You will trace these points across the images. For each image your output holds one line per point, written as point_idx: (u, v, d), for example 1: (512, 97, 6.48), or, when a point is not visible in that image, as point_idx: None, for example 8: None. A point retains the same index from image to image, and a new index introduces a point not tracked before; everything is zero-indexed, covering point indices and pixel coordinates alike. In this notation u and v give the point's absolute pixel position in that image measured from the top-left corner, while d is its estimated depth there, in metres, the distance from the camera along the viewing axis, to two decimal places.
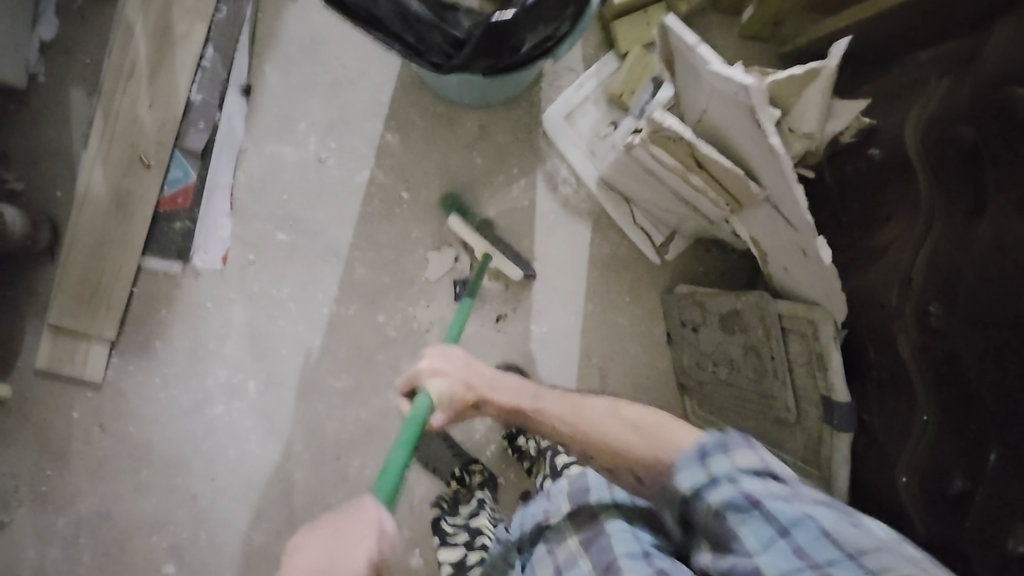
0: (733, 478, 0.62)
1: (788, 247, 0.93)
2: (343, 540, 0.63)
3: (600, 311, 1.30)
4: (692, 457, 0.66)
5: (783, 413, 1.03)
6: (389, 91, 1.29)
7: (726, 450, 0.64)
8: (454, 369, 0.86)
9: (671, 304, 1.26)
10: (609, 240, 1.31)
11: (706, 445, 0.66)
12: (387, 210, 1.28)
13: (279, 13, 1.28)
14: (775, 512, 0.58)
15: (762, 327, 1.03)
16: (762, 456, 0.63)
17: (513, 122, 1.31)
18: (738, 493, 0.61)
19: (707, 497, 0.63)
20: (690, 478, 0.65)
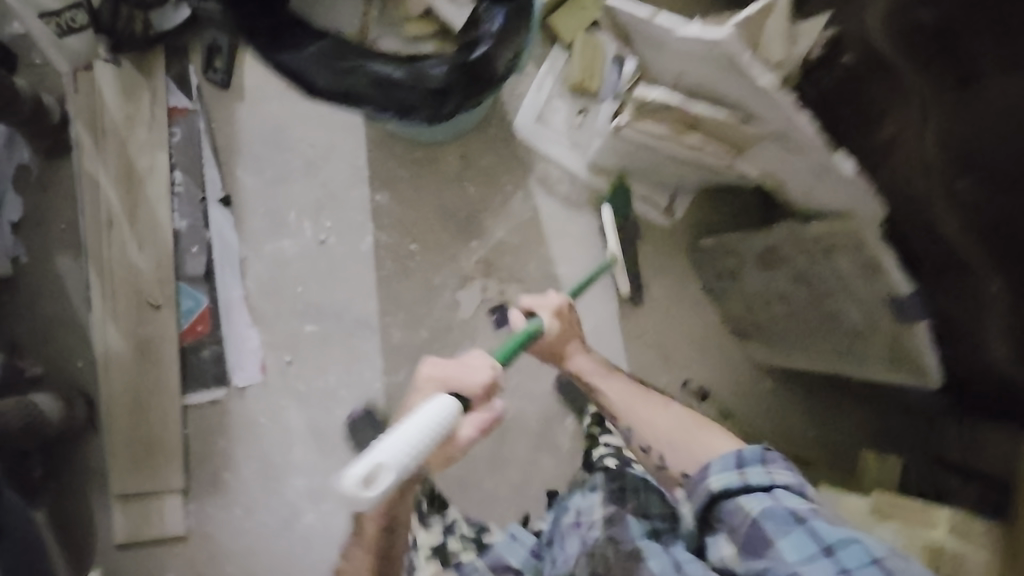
0: (770, 492, 0.72)
1: (804, 170, 0.95)
2: (464, 364, 0.81)
3: (635, 291, 1.31)
4: (733, 464, 0.75)
5: (855, 325, 1.04)
6: (363, 153, 1.29)
7: (763, 464, 0.74)
8: (563, 325, 1.05)
9: (704, 259, 1.28)
10: (619, 221, 1.32)
11: (747, 456, 0.75)
12: (402, 267, 1.28)
13: (232, 115, 1.26)
14: (817, 528, 0.67)
15: (804, 255, 1.03)
16: (798, 478, 0.73)
17: (491, 143, 1.31)
18: (783, 507, 0.70)
19: (744, 505, 0.72)
20: (726, 480, 0.74)
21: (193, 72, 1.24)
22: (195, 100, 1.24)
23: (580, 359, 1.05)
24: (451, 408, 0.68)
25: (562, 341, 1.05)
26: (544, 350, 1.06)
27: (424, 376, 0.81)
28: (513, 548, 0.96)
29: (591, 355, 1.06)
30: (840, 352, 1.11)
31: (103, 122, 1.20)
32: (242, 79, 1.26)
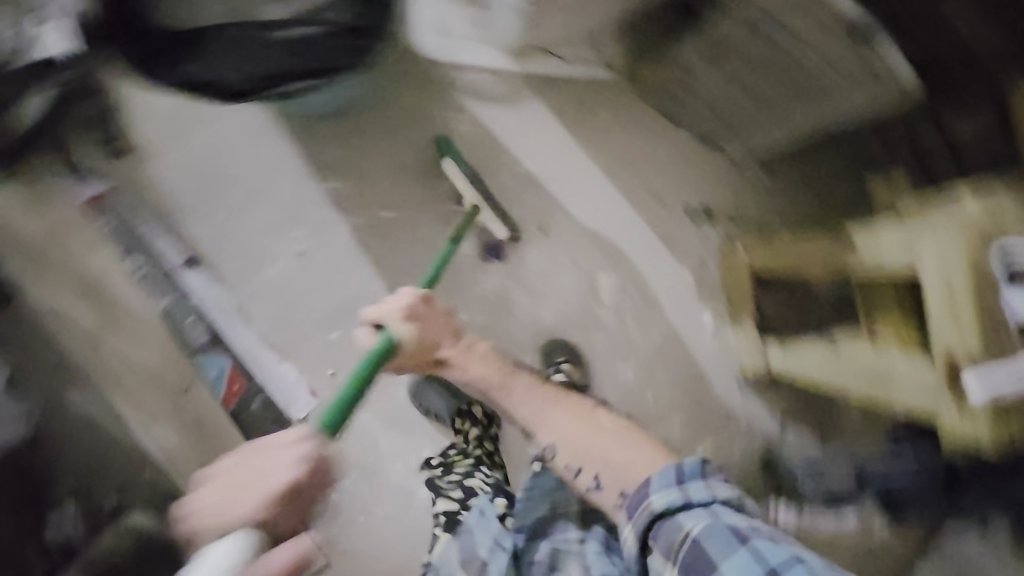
0: (709, 507, 0.77)
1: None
2: (262, 457, 0.83)
3: (603, 150, 1.34)
4: (674, 479, 0.80)
5: (818, 78, 1.00)
6: (292, 151, 1.23)
7: (702, 477, 0.80)
8: (433, 318, 1.05)
9: (654, 83, 1.23)
10: (558, 93, 1.32)
11: (687, 471, 0.80)
12: (388, 238, 1.26)
13: (148, 175, 1.18)
14: (760, 547, 0.72)
15: (743, 24, 0.99)
16: (736, 491, 0.80)
17: (408, 78, 1.26)
18: (723, 524, 0.75)
19: (684, 524, 0.76)
20: (668, 498, 0.79)
21: (88, 155, 1.16)
22: (104, 181, 1.16)
23: (473, 365, 1.06)
24: (244, 545, 0.68)
25: (439, 335, 1.05)
26: (432, 350, 1.04)
27: (197, 513, 0.79)
28: (484, 525, 0.96)
29: (489, 365, 1.07)
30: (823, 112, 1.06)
31: (34, 252, 1.13)
32: (136, 135, 1.17)
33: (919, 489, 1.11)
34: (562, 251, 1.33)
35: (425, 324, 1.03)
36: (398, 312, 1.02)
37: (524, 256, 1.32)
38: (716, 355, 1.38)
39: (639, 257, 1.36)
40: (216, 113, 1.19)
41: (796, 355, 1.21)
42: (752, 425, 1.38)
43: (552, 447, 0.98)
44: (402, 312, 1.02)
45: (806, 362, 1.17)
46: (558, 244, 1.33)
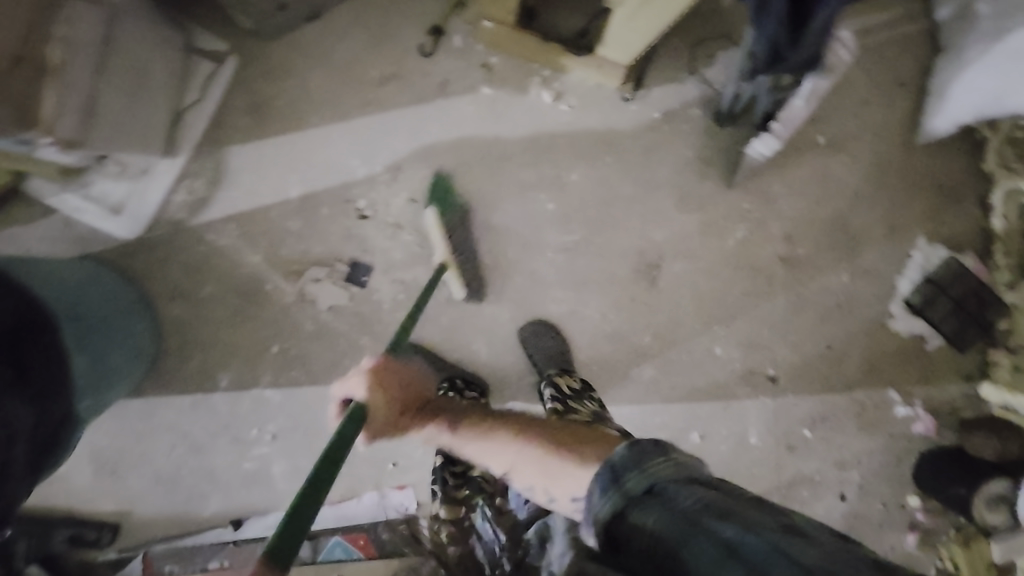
0: (652, 490, 0.56)
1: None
2: None
3: (319, 106, 1.19)
4: (612, 479, 0.59)
5: None
6: (174, 399, 1.24)
7: (642, 467, 0.58)
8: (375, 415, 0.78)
9: (265, 18, 1.09)
10: (239, 119, 1.18)
11: (616, 464, 0.59)
12: (296, 360, 1.24)
13: (146, 517, 1.27)
14: (720, 528, 0.50)
15: None
16: (674, 464, 0.58)
17: (157, 258, 1.20)
18: (673, 513, 0.53)
19: (641, 523, 0.55)
20: (607, 502, 0.58)
21: (111, 552, 1.27)
22: (135, 553, 1.26)
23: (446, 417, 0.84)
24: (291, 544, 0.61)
25: (400, 402, 0.81)
26: (395, 410, 0.80)
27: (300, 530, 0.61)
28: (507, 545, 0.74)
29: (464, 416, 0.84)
30: None
31: None
32: (111, 514, 1.27)
33: (789, 29, 0.75)
34: (399, 205, 1.22)
35: (389, 384, 0.80)
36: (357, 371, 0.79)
37: (379, 241, 1.22)
38: (585, 104, 1.23)
39: (443, 131, 1.21)
40: (114, 442, 1.25)
41: (616, 34, 1.05)
42: (671, 107, 1.24)
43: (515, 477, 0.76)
44: (368, 380, 0.79)
45: (629, 30, 1.01)
46: (388, 205, 1.22)
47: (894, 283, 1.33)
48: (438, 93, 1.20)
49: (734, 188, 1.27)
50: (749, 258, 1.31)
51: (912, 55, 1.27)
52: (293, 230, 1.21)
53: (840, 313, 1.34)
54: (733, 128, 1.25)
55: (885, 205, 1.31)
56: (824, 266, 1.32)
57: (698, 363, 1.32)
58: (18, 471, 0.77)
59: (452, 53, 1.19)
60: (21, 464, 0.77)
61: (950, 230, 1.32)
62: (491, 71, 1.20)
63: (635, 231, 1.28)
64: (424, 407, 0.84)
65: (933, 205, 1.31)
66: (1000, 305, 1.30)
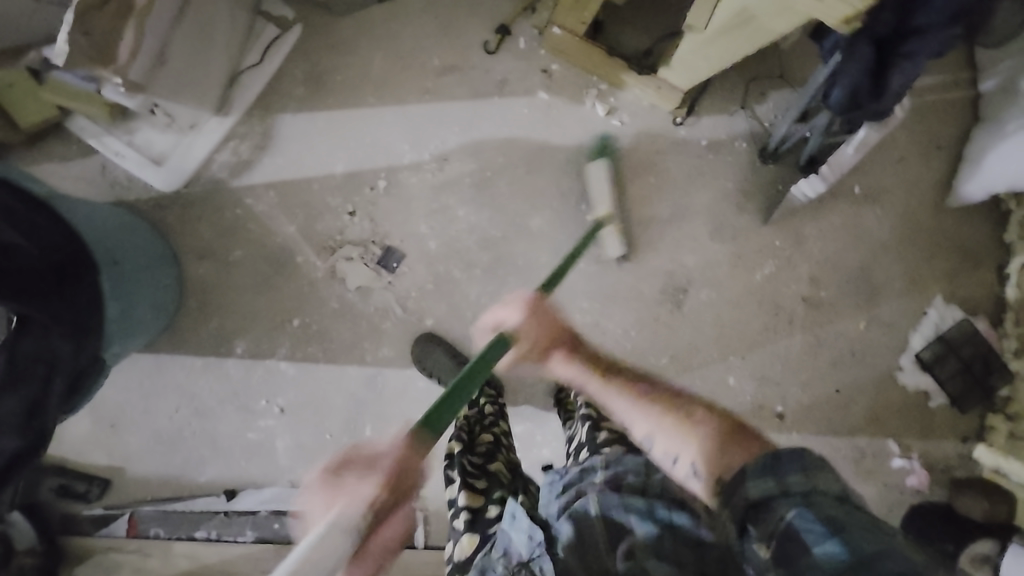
0: (807, 495, 0.56)
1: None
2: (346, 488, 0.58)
3: (377, 87, 1.19)
4: (768, 468, 0.58)
5: None
6: (185, 359, 1.22)
7: (812, 470, 0.57)
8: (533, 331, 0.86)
9: None
10: (295, 88, 1.17)
11: (782, 458, 0.59)
12: (315, 336, 1.23)
13: (138, 476, 1.24)
14: (863, 547, 0.50)
15: None
16: (838, 487, 0.57)
17: (191, 215, 1.18)
18: (816, 514, 0.54)
19: (782, 512, 0.55)
20: (760, 486, 0.58)
21: (97, 507, 1.23)
22: (121, 511, 1.23)
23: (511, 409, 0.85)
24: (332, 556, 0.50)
25: (546, 336, 0.87)
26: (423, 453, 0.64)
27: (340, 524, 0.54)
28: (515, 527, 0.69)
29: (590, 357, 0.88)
30: None
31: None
32: (102, 468, 1.24)
33: (873, 81, 0.78)
34: (441, 196, 1.22)
35: (541, 321, 0.87)
36: (518, 302, 0.86)
37: (416, 228, 1.22)
38: (637, 123, 1.25)
39: (495, 129, 1.22)
40: (117, 395, 1.23)
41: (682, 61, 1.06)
42: (719, 138, 1.27)
43: (634, 428, 0.78)
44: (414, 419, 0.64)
45: (697, 57, 1.01)
46: (430, 194, 1.22)
47: (908, 337, 1.37)
48: (495, 91, 1.21)
49: (768, 224, 1.30)
50: (772, 295, 1.33)
51: (952, 120, 1.31)
52: (331, 206, 1.20)
53: (852, 359, 1.37)
54: (775, 165, 1.28)
55: (908, 261, 1.35)
56: (843, 311, 1.35)
57: (711, 392, 1.34)
58: (50, 408, 0.74)
59: (514, 55, 1.20)
60: (55, 400, 0.75)
61: (967, 293, 1.36)
62: (550, 77, 1.21)
63: (667, 253, 1.29)
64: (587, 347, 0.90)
65: (954, 267, 1.35)
66: (1004, 371, 1.35)
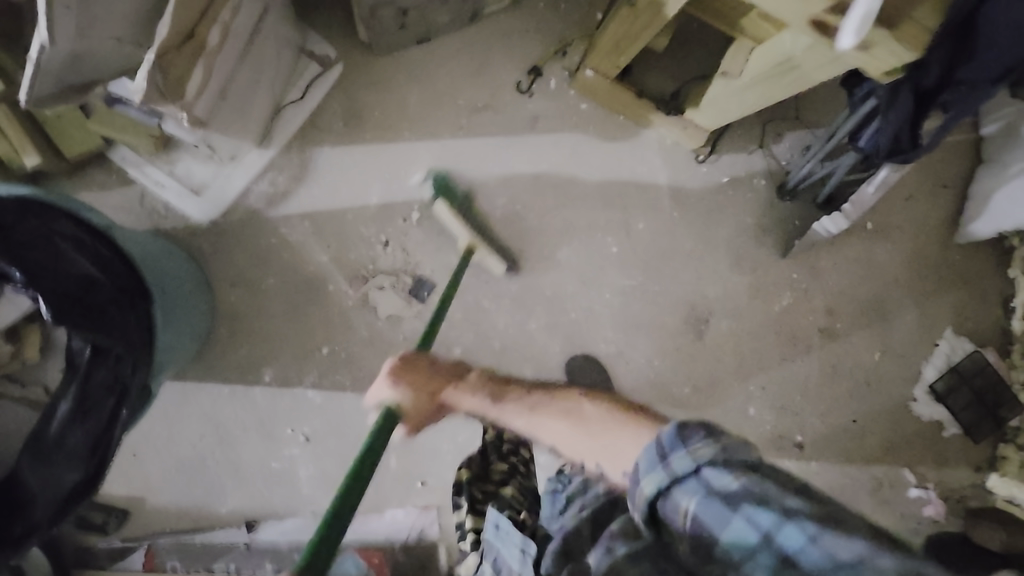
0: (699, 475, 0.49)
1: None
2: None
3: (413, 122, 1.23)
4: (654, 461, 0.52)
5: None
6: (213, 387, 1.21)
7: (696, 442, 0.50)
8: (407, 396, 0.82)
9: (382, 32, 1.13)
10: (332, 122, 1.21)
11: (662, 441, 0.52)
12: (345, 365, 1.23)
13: (158, 507, 1.21)
14: (778, 533, 0.46)
15: None
16: (732, 448, 0.50)
17: (227, 243, 1.19)
18: (715, 496, 0.48)
19: (687, 500, 0.50)
20: (653, 483, 0.52)
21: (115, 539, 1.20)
22: (142, 543, 1.20)
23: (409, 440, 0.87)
24: None
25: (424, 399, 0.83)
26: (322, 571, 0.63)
27: None
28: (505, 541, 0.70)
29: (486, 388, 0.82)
30: None
31: None
32: (122, 499, 1.21)
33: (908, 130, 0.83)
34: (471, 228, 1.25)
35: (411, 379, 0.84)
36: (383, 374, 0.83)
37: (447, 258, 1.24)
38: (662, 159, 1.30)
39: (525, 163, 1.26)
40: (141, 424, 1.21)
41: (712, 105, 1.10)
42: (738, 174, 1.32)
43: (538, 438, 0.74)
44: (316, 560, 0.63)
45: (729, 102, 1.04)
46: (461, 226, 1.25)
47: (920, 368, 1.41)
48: (526, 128, 1.25)
49: (786, 258, 1.34)
50: (791, 326, 1.37)
51: (957, 161, 1.38)
52: (365, 237, 1.23)
53: (868, 390, 1.40)
54: (792, 201, 1.33)
55: (919, 294, 1.39)
56: (858, 343, 1.39)
57: (731, 421, 1.36)
58: None
59: (546, 93, 1.25)
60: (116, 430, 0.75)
61: (975, 326, 1.41)
62: (579, 114, 1.26)
63: (689, 285, 1.33)
64: (469, 375, 0.84)
65: (963, 301, 1.40)
66: (1015, 404, 1.38)
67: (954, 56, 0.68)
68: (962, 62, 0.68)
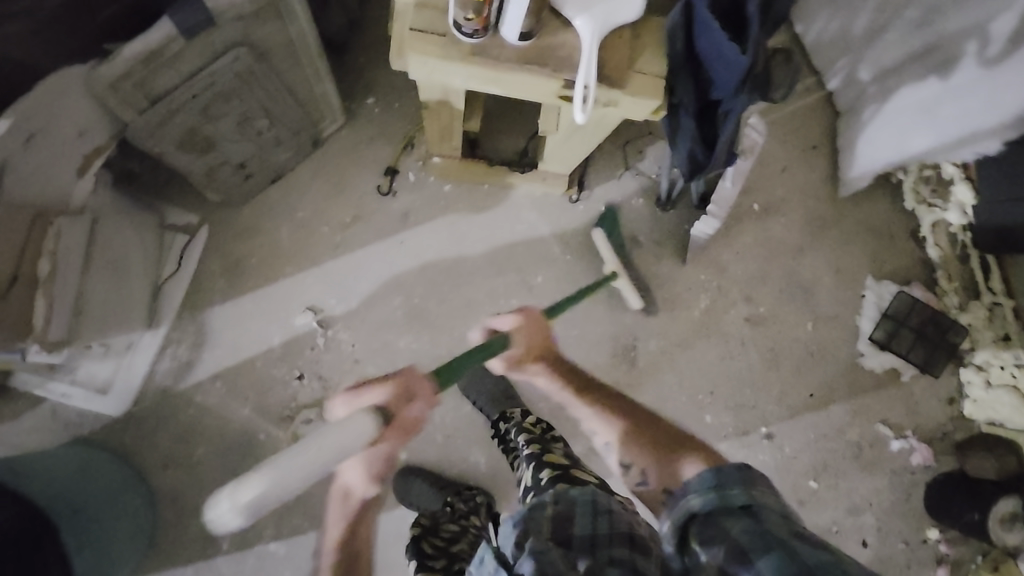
0: (746, 505, 0.62)
1: (62, 144, 0.85)
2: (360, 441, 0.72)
3: (292, 256, 1.26)
4: (712, 483, 0.65)
5: (257, 82, 0.97)
6: (173, 573, 1.20)
7: (748, 484, 0.63)
8: (533, 333, 0.91)
9: (232, 188, 1.17)
10: (215, 281, 1.24)
11: (723, 473, 0.65)
12: (296, 507, 1.22)
13: None
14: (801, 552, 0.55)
15: (184, 138, 0.97)
16: (768, 493, 0.63)
17: (146, 429, 1.20)
18: (768, 531, 0.58)
19: (723, 522, 0.61)
20: (703, 501, 0.64)
21: None
22: None
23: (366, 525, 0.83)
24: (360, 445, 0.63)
25: (541, 342, 0.92)
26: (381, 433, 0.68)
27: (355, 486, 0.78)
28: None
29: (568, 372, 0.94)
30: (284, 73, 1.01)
31: None
32: None
33: (704, 144, 0.81)
34: (379, 335, 1.27)
35: (531, 334, 0.90)
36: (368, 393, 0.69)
37: (363, 372, 1.25)
38: (538, 211, 1.32)
39: (410, 258, 1.29)
40: None
41: (553, 154, 1.13)
42: (616, 200, 1.35)
43: (600, 434, 0.87)
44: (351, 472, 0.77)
45: (563, 150, 1.07)
46: (369, 336, 1.26)
47: (856, 322, 1.41)
48: (400, 226, 1.28)
49: (688, 264, 1.36)
50: (717, 324, 1.37)
51: (816, 120, 1.42)
52: (279, 377, 1.24)
53: (813, 361, 1.39)
54: (674, 210, 1.36)
55: (829, 254, 1.40)
56: (788, 320, 1.39)
57: (692, 435, 1.35)
58: None
59: (409, 188, 1.29)
60: None
61: (894, 265, 1.42)
62: (446, 196, 1.30)
63: (605, 318, 1.34)
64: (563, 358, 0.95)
65: (873, 245, 1.42)
66: (958, 327, 1.36)
67: (700, 87, 0.75)
68: (709, 86, 0.74)
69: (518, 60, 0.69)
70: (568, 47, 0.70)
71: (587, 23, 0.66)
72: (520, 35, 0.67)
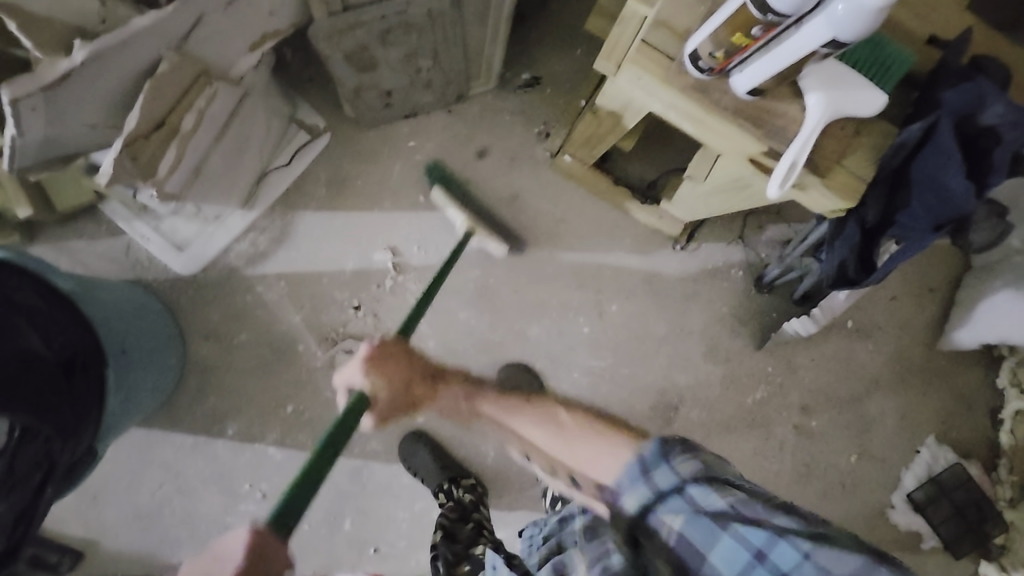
0: (682, 488, 0.60)
1: (253, 17, 0.85)
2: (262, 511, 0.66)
3: (394, 193, 1.26)
4: (638, 472, 0.62)
5: (443, 23, 0.97)
6: (176, 436, 1.23)
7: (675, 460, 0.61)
8: (387, 380, 0.79)
9: (368, 110, 1.17)
10: (316, 188, 1.25)
11: (646, 457, 0.63)
12: (304, 425, 1.23)
13: (110, 548, 1.22)
14: (749, 535, 0.55)
15: (356, 48, 0.97)
16: (697, 460, 0.61)
17: (203, 299, 1.23)
18: (698, 511, 0.58)
19: (665, 518, 0.60)
20: (638, 495, 0.62)
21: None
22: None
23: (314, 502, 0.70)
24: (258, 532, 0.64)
25: (404, 376, 0.81)
26: (403, 391, 0.81)
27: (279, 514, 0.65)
28: None
29: (455, 386, 0.85)
30: (467, 22, 1.00)
31: None
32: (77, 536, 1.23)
33: (861, 258, 0.85)
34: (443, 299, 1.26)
35: (392, 372, 0.80)
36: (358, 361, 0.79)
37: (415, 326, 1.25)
38: (640, 244, 1.30)
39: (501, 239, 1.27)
40: (105, 465, 1.23)
41: (684, 199, 1.09)
42: (716, 263, 1.31)
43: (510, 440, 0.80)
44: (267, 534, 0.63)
45: (697, 200, 1.04)
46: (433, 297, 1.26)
47: (900, 473, 1.35)
48: (503, 204, 1.28)
49: (761, 350, 1.32)
50: (763, 419, 1.33)
51: (945, 264, 1.35)
52: (338, 301, 1.25)
53: (843, 493, 1.34)
54: (769, 294, 1.32)
55: (899, 396, 1.35)
56: (834, 443, 1.35)
57: None
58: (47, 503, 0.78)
59: (527, 173, 1.28)
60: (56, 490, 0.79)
61: (958, 434, 1.36)
62: (558, 194, 1.28)
63: (660, 370, 1.31)
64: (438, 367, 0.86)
65: (947, 408, 1.36)
66: (999, 520, 1.29)
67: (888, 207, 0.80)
68: (899, 208, 0.79)
69: (735, 113, 0.73)
70: (787, 116, 0.74)
71: (819, 103, 0.70)
72: (750, 90, 0.71)
